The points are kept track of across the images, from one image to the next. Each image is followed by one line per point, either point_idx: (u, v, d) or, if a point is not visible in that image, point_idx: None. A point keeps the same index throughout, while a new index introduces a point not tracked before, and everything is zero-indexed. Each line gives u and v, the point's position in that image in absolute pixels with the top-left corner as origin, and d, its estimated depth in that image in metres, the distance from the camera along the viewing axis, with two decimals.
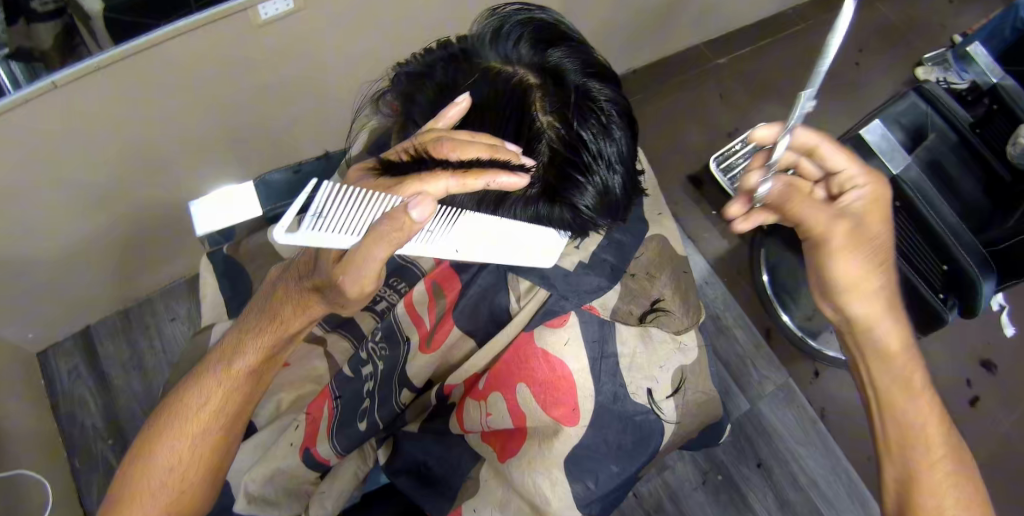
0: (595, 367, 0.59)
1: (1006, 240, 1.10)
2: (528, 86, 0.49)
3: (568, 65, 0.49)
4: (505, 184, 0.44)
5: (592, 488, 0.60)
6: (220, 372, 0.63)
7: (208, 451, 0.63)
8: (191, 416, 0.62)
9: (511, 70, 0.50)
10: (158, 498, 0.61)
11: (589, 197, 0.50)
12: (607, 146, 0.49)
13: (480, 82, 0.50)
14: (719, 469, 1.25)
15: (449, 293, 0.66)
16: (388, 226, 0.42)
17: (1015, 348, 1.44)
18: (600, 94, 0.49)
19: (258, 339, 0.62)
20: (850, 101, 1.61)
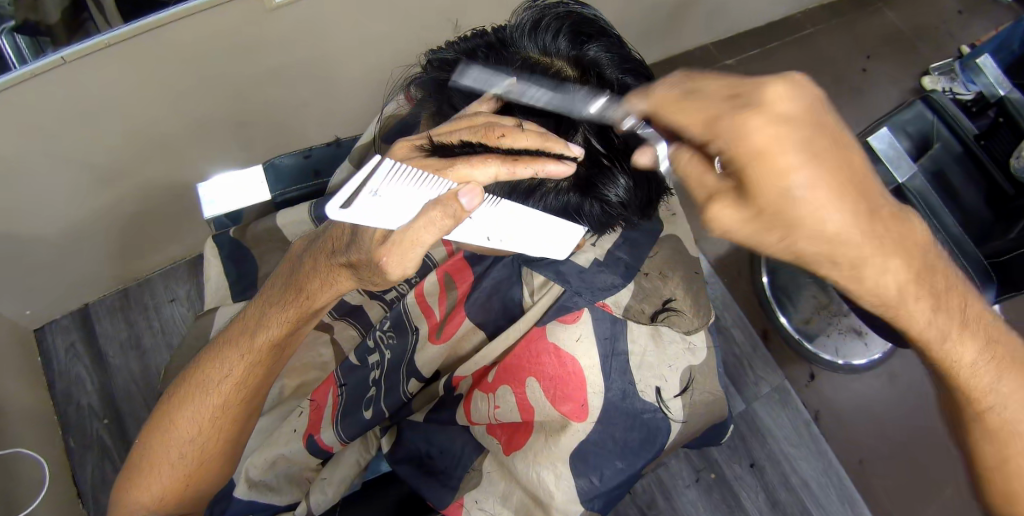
0: (605, 364, 0.59)
1: (1006, 253, 1.11)
2: (568, 79, 0.51)
3: (604, 61, 0.51)
4: (554, 172, 0.47)
5: (596, 484, 0.60)
6: (243, 346, 0.63)
7: (228, 423, 0.64)
8: (213, 389, 0.63)
9: (550, 62, 0.52)
10: (179, 466, 0.62)
11: (621, 188, 0.53)
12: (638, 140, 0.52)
13: (521, 69, 0.51)
14: (713, 468, 1.26)
15: (461, 285, 0.67)
16: (442, 212, 0.42)
17: None
18: (635, 90, 0.51)
19: (282, 314, 0.62)
20: (856, 107, 1.62)
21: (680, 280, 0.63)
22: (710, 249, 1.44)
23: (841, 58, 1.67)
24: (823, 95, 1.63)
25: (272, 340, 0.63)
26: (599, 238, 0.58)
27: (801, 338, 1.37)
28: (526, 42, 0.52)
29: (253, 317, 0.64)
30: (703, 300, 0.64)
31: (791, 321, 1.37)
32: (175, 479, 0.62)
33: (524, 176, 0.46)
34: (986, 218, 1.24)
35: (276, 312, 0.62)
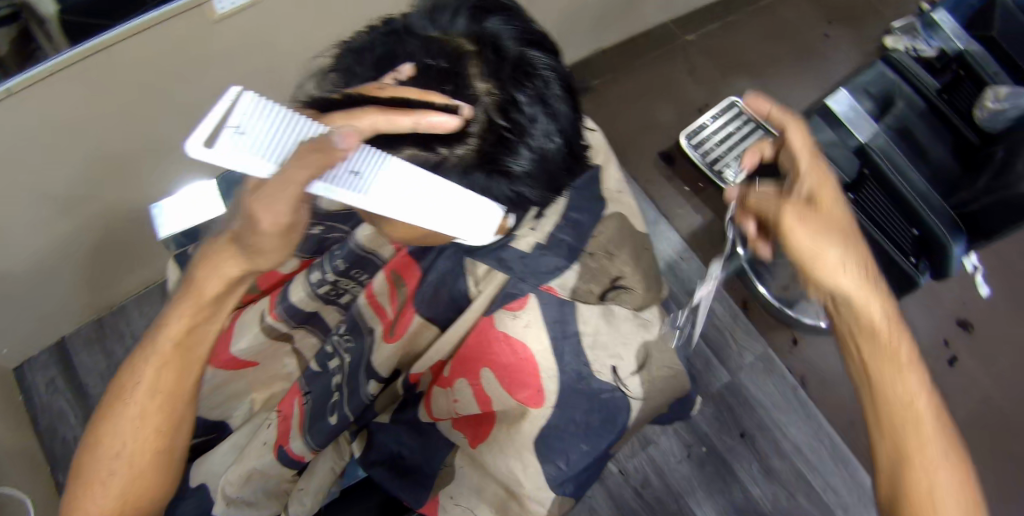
0: (558, 347, 0.58)
1: (970, 204, 1.10)
2: (464, 53, 0.42)
3: (505, 33, 0.42)
4: (435, 123, 0.39)
5: (564, 469, 0.61)
6: (148, 351, 0.59)
7: (151, 436, 0.59)
8: (127, 401, 0.59)
9: (445, 39, 0.42)
10: (108, 489, 0.58)
11: (525, 166, 0.42)
12: (546, 116, 0.42)
13: (413, 50, 0.43)
14: (703, 442, 1.26)
15: (409, 281, 0.65)
16: (307, 146, 0.38)
17: (989, 307, 1.47)
18: (541, 62, 0.42)
19: (179, 308, 0.59)
20: (818, 70, 1.62)
21: (627, 256, 0.61)
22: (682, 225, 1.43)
23: (800, 24, 1.67)
24: (785, 62, 1.62)
25: (175, 338, 0.59)
26: (538, 221, 0.58)
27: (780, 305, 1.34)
28: (419, 20, 0.44)
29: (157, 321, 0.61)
30: (653, 274, 0.64)
31: (770, 290, 1.33)
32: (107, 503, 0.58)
33: (403, 127, 0.39)
34: (955, 169, 1.23)
35: (175, 309, 0.59)
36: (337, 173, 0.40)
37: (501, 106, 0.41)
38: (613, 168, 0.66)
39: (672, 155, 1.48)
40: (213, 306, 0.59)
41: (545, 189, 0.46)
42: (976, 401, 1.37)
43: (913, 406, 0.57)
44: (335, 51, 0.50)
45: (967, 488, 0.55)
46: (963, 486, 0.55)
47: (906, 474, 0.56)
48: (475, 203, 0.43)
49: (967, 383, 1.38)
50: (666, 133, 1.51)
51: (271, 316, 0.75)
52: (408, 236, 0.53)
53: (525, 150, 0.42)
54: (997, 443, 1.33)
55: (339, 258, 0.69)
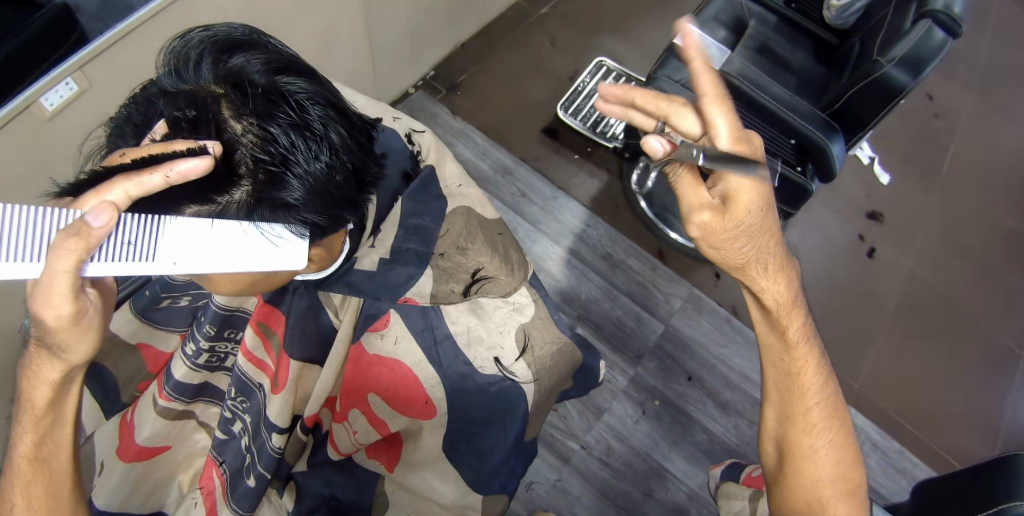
0: (433, 354, 0.58)
1: (838, 101, 1.13)
2: (211, 95, 0.42)
3: (252, 68, 0.42)
4: (183, 171, 0.38)
5: (480, 468, 0.63)
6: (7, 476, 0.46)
7: None
8: None
9: (192, 87, 0.42)
10: None
11: (302, 191, 0.43)
12: (309, 136, 0.42)
13: (164, 106, 0.43)
14: (655, 395, 1.28)
15: (277, 328, 0.62)
16: (62, 234, 0.35)
17: (887, 192, 1.54)
18: (293, 87, 0.42)
19: (19, 423, 0.46)
20: (677, 11, 1.66)
21: (480, 247, 0.62)
22: (582, 193, 1.44)
23: None
24: (642, 12, 1.66)
25: (29, 455, 0.46)
26: (376, 237, 0.59)
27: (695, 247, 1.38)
28: (164, 79, 0.44)
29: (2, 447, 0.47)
30: (513, 256, 0.64)
31: (680, 235, 1.37)
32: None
33: (155, 185, 0.38)
34: (820, 73, 1.30)
35: (15, 425, 0.46)
36: (108, 246, 0.38)
37: (259, 145, 0.41)
38: (450, 164, 0.67)
39: (557, 128, 1.49)
40: (62, 406, 0.47)
41: (341, 210, 0.46)
42: (903, 282, 1.43)
43: (805, 380, 0.63)
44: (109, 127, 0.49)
45: (844, 460, 0.62)
46: (840, 457, 0.62)
47: (794, 451, 0.63)
48: (268, 246, 0.43)
49: (891, 267, 1.45)
50: (546, 107, 1.52)
51: (163, 399, 0.73)
52: (240, 288, 0.50)
53: (296, 173, 0.42)
54: (927, 316, 1.40)
55: (206, 323, 0.67)
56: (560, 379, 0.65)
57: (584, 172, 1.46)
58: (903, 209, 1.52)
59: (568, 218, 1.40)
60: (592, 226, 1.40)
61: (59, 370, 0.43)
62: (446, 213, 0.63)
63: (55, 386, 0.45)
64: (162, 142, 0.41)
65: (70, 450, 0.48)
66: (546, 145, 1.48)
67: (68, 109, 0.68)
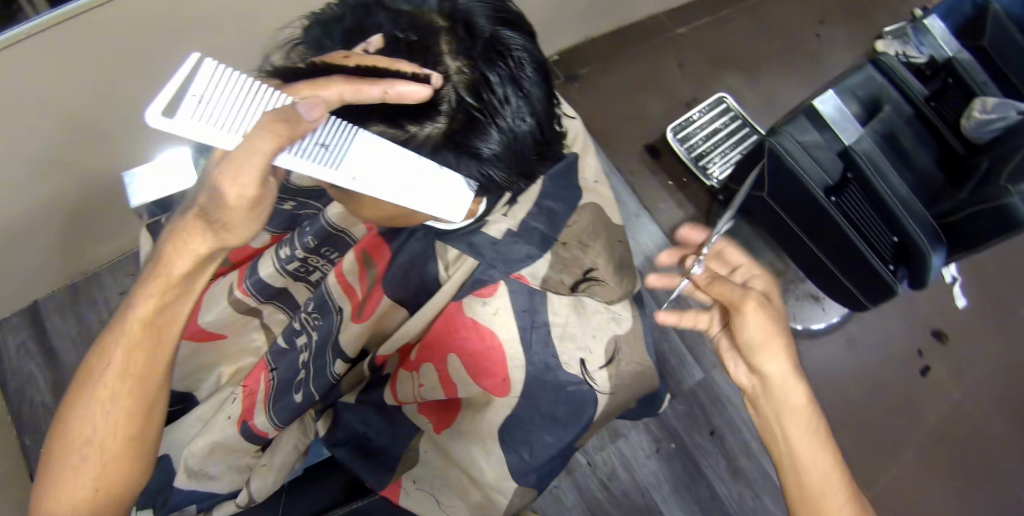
0: (525, 336, 0.58)
1: (953, 214, 1.09)
2: (436, 28, 0.45)
3: (478, 11, 0.45)
4: (404, 93, 0.41)
5: (527, 459, 0.62)
6: (115, 330, 0.57)
7: (127, 417, 0.57)
8: (99, 383, 0.56)
9: (419, 12, 0.45)
10: (84, 472, 0.56)
11: (495, 143, 0.47)
12: (515, 91, 0.45)
13: (386, 22, 0.46)
14: (673, 438, 1.26)
15: (379, 262, 0.64)
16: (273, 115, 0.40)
17: (961, 317, 1.47)
18: (512, 41, 0.45)
19: (147, 288, 0.56)
20: (809, 74, 1.65)
21: (601, 248, 0.60)
22: (662, 218, 1.43)
23: (792, 26, 1.71)
24: (774, 63, 1.64)
25: (145, 318, 0.57)
26: (511, 207, 0.57)
27: None
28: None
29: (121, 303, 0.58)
30: (626, 268, 0.63)
31: None
32: (83, 489, 0.56)
33: (371, 99, 0.42)
34: (938, 179, 1.24)
35: (142, 288, 0.57)
36: (306, 142, 0.42)
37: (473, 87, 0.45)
38: (591, 157, 0.66)
39: (659, 148, 1.49)
40: (183, 284, 0.56)
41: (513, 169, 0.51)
42: (946, 410, 1.38)
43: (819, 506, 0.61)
44: (309, 20, 0.51)
45: None
46: None
47: None
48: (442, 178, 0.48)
49: (941, 392, 1.40)
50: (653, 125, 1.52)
51: (240, 291, 0.74)
52: (378, 218, 0.52)
53: (495, 124, 0.46)
54: (962, 453, 1.35)
55: (310, 235, 0.68)
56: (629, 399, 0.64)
57: (673, 199, 1.43)
58: (973, 338, 1.45)
59: (642, 240, 1.39)
60: (665, 254, 1.38)
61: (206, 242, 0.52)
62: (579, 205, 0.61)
63: (196, 259, 0.54)
64: (380, 56, 0.44)
65: (174, 325, 0.59)
66: (647, 164, 1.47)
67: None
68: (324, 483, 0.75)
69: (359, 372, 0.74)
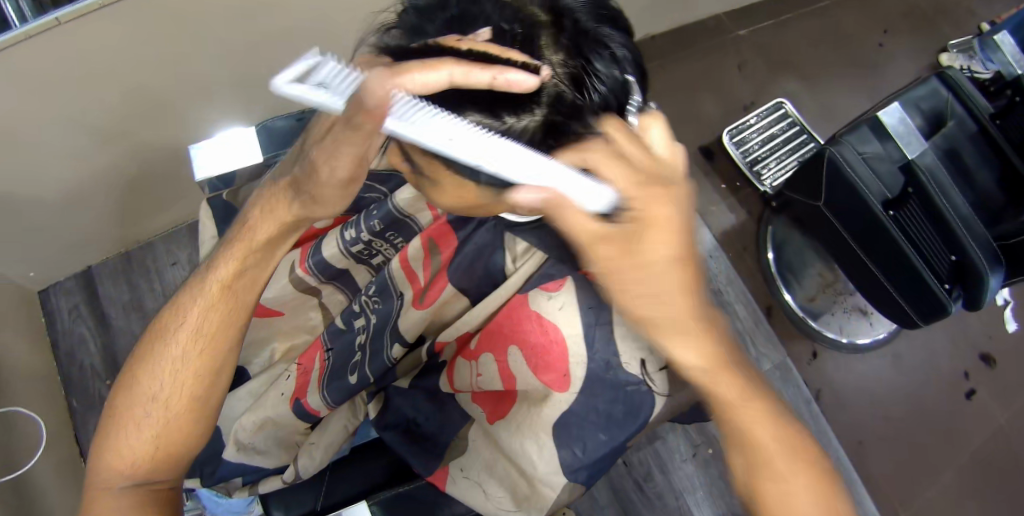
0: (589, 333, 0.60)
1: (1015, 237, 1.08)
2: (541, 22, 0.50)
3: (580, 11, 0.52)
4: (512, 80, 0.42)
5: (579, 456, 0.61)
6: (196, 293, 0.63)
7: (191, 378, 0.61)
8: (174, 337, 0.62)
9: (524, 6, 0.50)
10: (143, 427, 0.60)
11: (597, 136, 0.50)
12: (616, 86, 0.51)
13: (492, 13, 0.50)
14: (711, 443, 1.25)
15: (445, 250, 0.69)
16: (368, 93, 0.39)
17: (1011, 342, 1.42)
18: (611, 38, 0.52)
19: (231, 252, 0.64)
20: (868, 87, 1.64)
21: None
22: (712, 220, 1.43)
23: (856, 34, 1.69)
24: (830, 74, 1.64)
25: (224, 281, 0.63)
26: None
27: (805, 317, 1.37)
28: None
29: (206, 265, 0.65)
30: None
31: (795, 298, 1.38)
32: (142, 443, 0.59)
33: (479, 81, 0.42)
34: (999, 201, 1.18)
35: (227, 252, 0.65)
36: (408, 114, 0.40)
37: (579, 77, 0.49)
38: None
39: (712, 149, 1.51)
40: (265, 250, 0.65)
41: None
42: (986, 435, 1.34)
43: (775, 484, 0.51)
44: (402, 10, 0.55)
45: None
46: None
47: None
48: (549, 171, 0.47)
49: (984, 417, 1.36)
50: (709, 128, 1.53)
51: (301, 270, 0.75)
52: (455, 206, 0.55)
53: (600, 119, 0.50)
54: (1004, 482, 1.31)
55: (376, 220, 0.70)
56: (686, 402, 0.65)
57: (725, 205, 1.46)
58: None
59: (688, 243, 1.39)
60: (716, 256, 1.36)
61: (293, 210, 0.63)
62: None
63: (280, 224, 0.64)
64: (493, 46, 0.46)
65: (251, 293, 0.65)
66: (701, 165, 1.48)
67: None
68: (369, 464, 0.78)
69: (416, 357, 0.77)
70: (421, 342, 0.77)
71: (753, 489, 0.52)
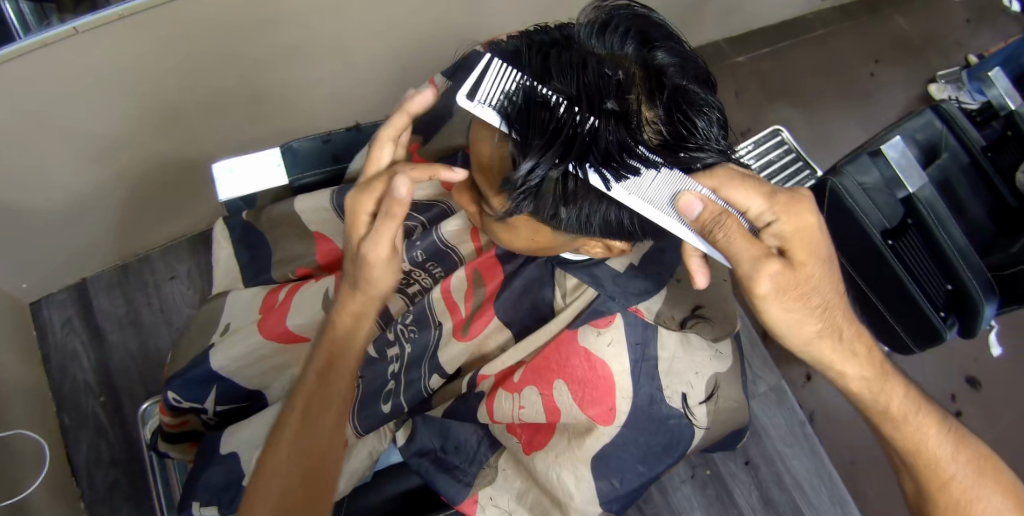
0: (635, 369, 0.63)
1: (1010, 267, 1.11)
2: (634, 74, 0.56)
3: (670, 65, 0.57)
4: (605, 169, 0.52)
5: (616, 486, 0.63)
6: (315, 348, 0.68)
7: (321, 410, 0.65)
8: (307, 383, 0.66)
9: (617, 58, 0.56)
10: (284, 469, 0.62)
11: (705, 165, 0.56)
12: (707, 131, 0.57)
13: (587, 58, 0.55)
14: (708, 465, 1.28)
15: (490, 283, 0.74)
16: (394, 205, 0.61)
17: (996, 366, 1.47)
18: (700, 95, 0.58)
19: (347, 306, 0.68)
20: (860, 115, 1.70)
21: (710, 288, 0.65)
22: None
23: (848, 64, 1.75)
24: (825, 101, 1.70)
25: (343, 326, 0.68)
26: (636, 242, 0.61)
27: None
28: (592, 40, 0.57)
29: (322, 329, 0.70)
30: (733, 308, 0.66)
31: None
32: (274, 499, 0.61)
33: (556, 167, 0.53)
34: (991, 229, 1.24)
35: (341, 304, 0.69)
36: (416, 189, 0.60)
37: (682, 131, 0.55)
38: None
39: None
40: (372, 295, 0.68)
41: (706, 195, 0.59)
42: None
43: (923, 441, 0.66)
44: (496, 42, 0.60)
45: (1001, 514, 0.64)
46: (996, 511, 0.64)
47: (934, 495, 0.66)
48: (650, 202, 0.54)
49: None
50: None
51: None
52: (520, 245, 0.64)
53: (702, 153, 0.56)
54: None
55: (419, 248, 0.77)
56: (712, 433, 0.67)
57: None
58: (1008, 389, 1.45)
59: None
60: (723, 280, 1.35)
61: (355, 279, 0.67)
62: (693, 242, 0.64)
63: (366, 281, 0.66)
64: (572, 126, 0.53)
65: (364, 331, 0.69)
66: None
67: None
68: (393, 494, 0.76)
69: (453, 389, 0.76)
70: (459, 374, 0.76)
71: (859, 405, 0.67)
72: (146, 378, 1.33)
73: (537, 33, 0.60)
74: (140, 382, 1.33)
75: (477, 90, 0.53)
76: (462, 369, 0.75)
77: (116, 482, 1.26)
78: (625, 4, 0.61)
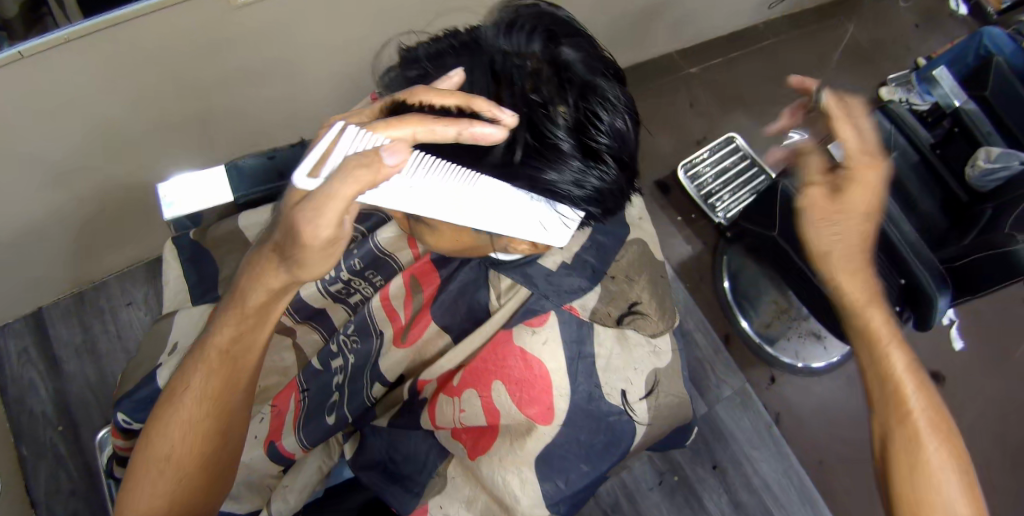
0: (572, 367, 0.63)
1: (960, 259, 1.09)
2: (542, 67, 0.57)
3: (577, 60, 0.58)
4: (478, 134, 0.51)
5: (561, 487, 0.63)
6: (199, 358, 0.66)
7: (202, 429, 0.65)
8: (185, 397, 0.65)
9: (523, 54, 0.57)
10: (160, 480, 0.64)
11: (605, 163, 0.59)
12: (615, 121, 0.58)
13: (488, 64, 0.58)
14: (677, 470, 1.28)
15: (427, 288, 0.74)
16: (358, 163, 0.47)
17: (957, 360, 1.48)
18: (608, 84, 0.58)
19: (227, 315, 0.65)
20: None
21: (645, 285, 0.67)
22: (672, 252, 1.53)
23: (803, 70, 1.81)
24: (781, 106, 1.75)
25: (225, 344, 0.65)
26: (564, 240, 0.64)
27: (762, 343, 1.44)
28: (499, 38, 0.58)
29: (202, 333, 0.67)
30: (668, 306, 0.69)
31: (751, 325, 1.45)
32: (162, 498, 0.63)
33: (447, 135, 0.51)
34: (941, 224, 1.25)
35: (220, 317, 0.66)
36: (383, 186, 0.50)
37: (589, 123, 0.57)
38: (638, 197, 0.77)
39: (667, 185, 1.61)
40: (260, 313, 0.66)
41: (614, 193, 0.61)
42: None
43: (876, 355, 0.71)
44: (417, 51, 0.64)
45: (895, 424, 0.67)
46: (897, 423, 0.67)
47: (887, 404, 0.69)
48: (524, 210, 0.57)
49: None
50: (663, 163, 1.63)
51: None
52: (450, 245, 0.63)
53: (599, 152, 0.58)
54: None
55: (357, 258, 0.77)
56: (651, 429, 0.67)
57: (681, 235, 1.55)
58: (970, 382, 1.46)
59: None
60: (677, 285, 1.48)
61: (281, 279, 0.62)
62: (626, 240, 0.68)
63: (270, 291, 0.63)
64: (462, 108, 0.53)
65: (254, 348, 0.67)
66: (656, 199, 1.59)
67: (255, 4, 0.91)
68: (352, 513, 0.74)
69: (395, 397, 0.75)
70: (402, 381, 0.75)
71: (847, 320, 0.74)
72: (104, 406, 1.30)
73: (448, 42, 0.63)
74: (100, 409, 1.29)
75: (321, 164, 0.50)
76: (404, 377, 0.75)
77: (76, 512, 1.22)
78: (536, 5, 0.63)
